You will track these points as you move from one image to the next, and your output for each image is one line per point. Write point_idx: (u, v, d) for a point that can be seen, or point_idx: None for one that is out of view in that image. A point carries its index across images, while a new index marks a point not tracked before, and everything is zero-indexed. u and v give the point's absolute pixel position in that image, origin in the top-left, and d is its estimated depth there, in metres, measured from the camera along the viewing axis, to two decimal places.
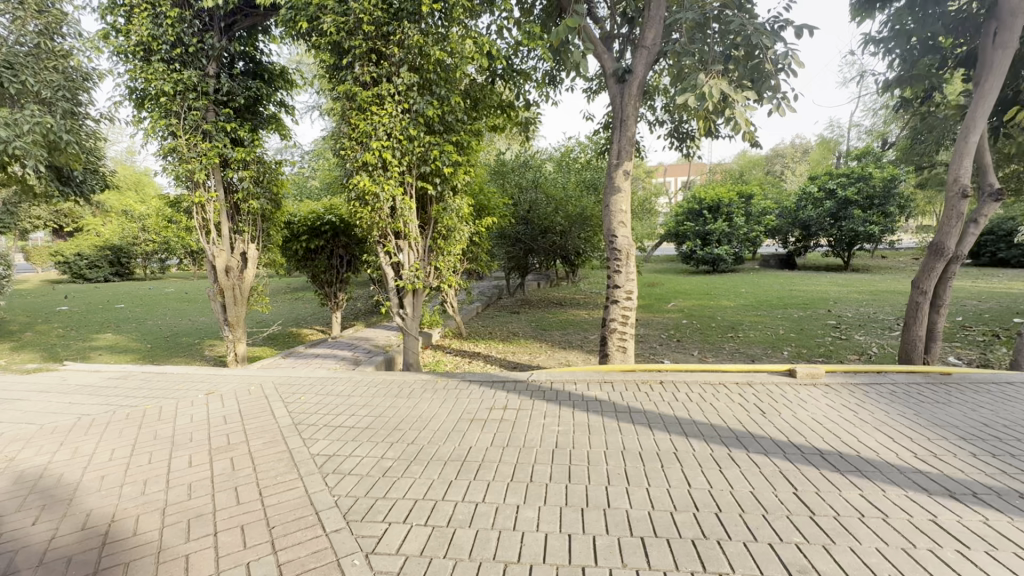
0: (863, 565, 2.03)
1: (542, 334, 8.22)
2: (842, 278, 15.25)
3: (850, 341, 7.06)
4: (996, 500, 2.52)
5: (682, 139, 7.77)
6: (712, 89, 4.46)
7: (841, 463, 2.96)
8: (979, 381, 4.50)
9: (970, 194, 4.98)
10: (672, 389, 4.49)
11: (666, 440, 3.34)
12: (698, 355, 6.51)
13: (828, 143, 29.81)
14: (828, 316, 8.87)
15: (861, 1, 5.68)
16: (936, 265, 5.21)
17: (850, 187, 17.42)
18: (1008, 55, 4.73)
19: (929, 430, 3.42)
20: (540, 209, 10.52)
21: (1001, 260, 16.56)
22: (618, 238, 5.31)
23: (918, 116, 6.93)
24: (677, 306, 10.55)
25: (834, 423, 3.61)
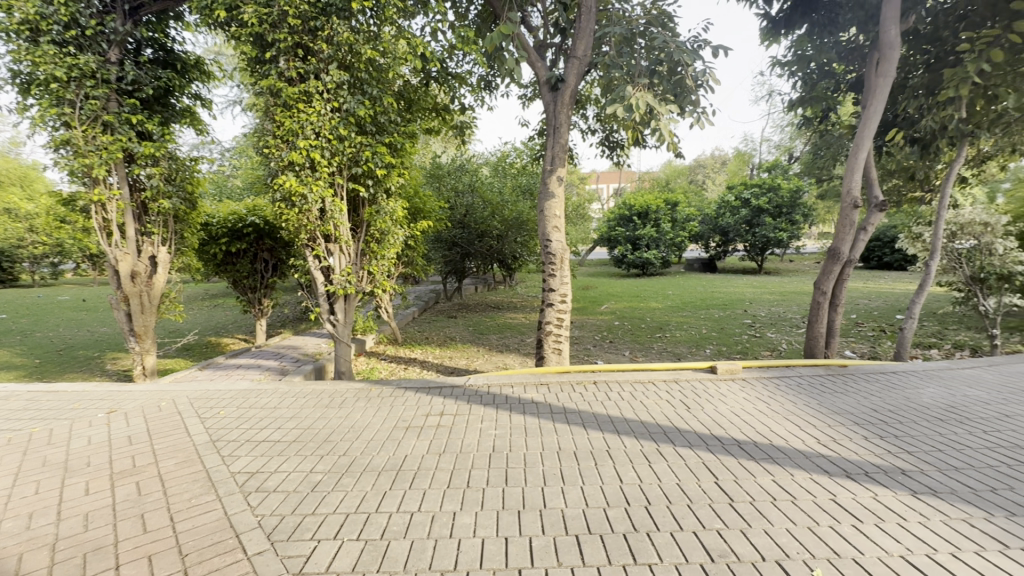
0: (775, 546, 2.20)
1: (479, 338, 8.22)
2: (757, 280, 16.57)
3: (763, 339, 7.67)
4: (884, 477, 2.83)
5: (613, 148, 8.10)
6: (638, 101, 4.71)
7: (756, 451, 3.20)
8: (870, 371, 5.03)
9: (859, 206, 5.58)
10: (605, 388, 4.64)
11: (600, 439, 3.45)
12: (629, 355, 6.80)
13: (743, 155, 32.29)
14: (744, 315, 9.59)
15: (769, 26, 6.21)
16: (833, 268, 5.78)
17: (762, 197, 18.97)
18: (888, 83, 5.33)
19: (830, 418, 3.78)
20: (476, 213, 10.55)
21: (886, 264, 18.71)
22: (553, 243, 5.42)
23: (818, 134, 7.68)
24: (610, 308, 10.96)
25: (750, 415, 3.89)
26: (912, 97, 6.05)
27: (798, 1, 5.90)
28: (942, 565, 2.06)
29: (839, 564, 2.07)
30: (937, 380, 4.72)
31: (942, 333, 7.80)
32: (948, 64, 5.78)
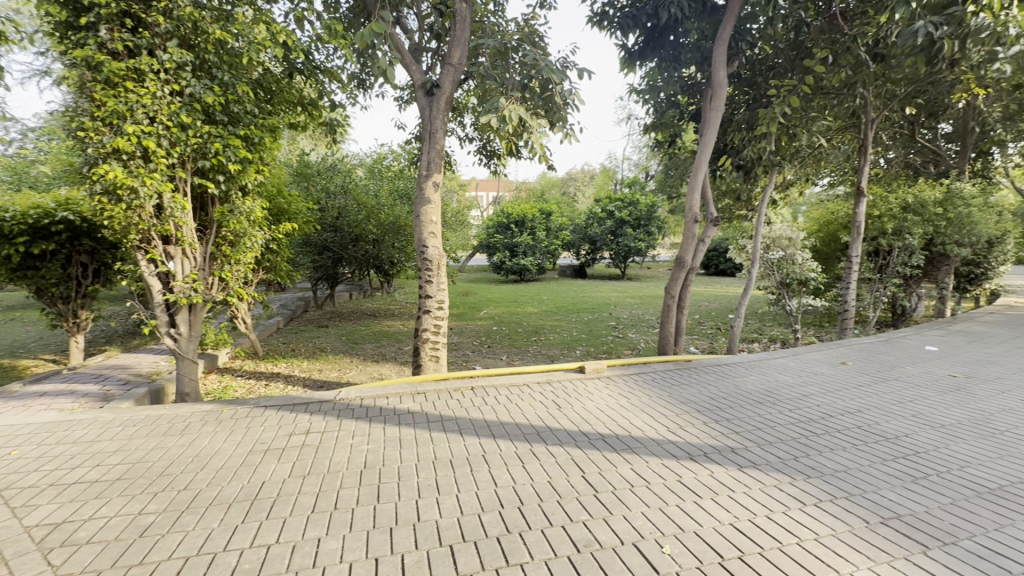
0: (632, 529, 2.40)
1: (353, 347, 7.80)
2: (620, 286, 18.17)
3: (625, 339, 8.43)
4: (718, 456, 3.26)
5: (489, 156, 8.31)
6: (511, 113, 4.87)
7: (617, 443, 3.48)
8: (709, 365, 5.80)
9: (699, 221, 6.41)
10: (482, 393, 4.68)
11: (476, 444, 3.46)
12: (506, 359, 6.98)
13: (608, 171, 35.39)
14: (610, 318, 10.43)
15: (626, 56, 6.85)
16: (679, 275, 6.55)
17: (624, 210, 20.98)
18: (717, 116, 6.23)
19: (677, 407, 4.27)
20: (349, 216, 10.01)
21: (721, 272, 21.85)
22: (428, 248, 5.34)
23: (667, 156, 8.69)
24: (489, 314, 11.15)
25: (613, 410, 4.22)
26: (737, 131, 7.15)
27: (649, 37, 6.60)
28: (760, 526, 2.44)
29: (683, 538, 2.34)
30: (758, 369, 5.59)
31: (762, 329, 9.31)
32: (761, 104, 6.97)
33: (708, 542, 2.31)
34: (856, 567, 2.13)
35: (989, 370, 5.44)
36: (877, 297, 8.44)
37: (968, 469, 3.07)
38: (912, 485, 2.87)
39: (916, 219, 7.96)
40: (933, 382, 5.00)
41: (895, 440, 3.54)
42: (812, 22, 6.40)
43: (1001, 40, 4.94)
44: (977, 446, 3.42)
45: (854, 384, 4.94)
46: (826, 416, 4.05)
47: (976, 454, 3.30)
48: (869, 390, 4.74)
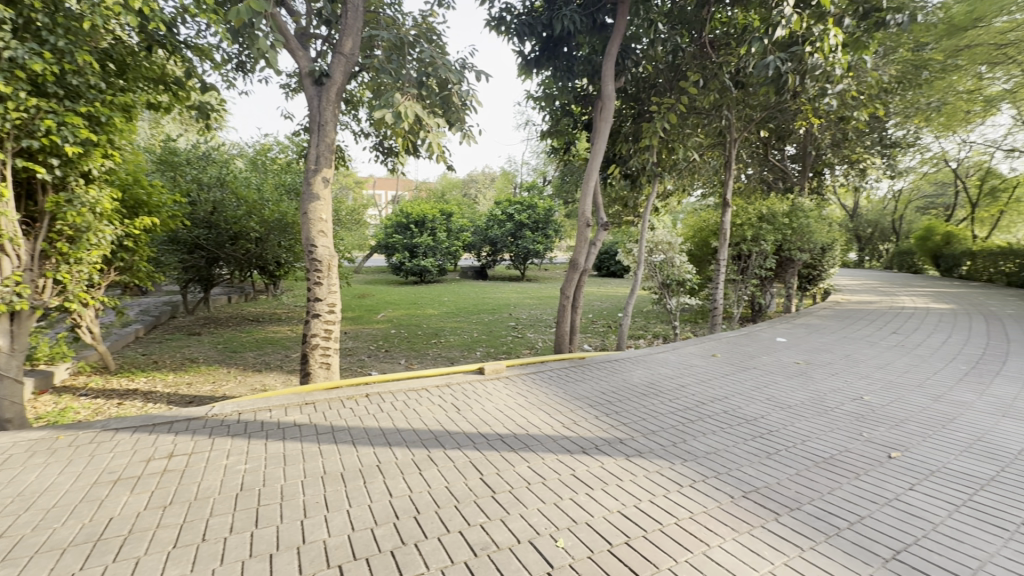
0: (528, 527, 2.45)
1: (231, 357, 7.05)
2: (520, 287, 18.61)
3: (524, 339, 8.63)
4: (608, 448, 3.46)
5: (386, 154, 8.02)
6: (407, 110, 4.73)
7: (514, 443, 3.52)
8: (601, 361, 6.14)
9: (591, 226, 6.76)
10: (377, 400, 4.48)
11: (371, 454, 3.30)
12: (405, 363, 6.78)
13: (508, 174, 36.12)
14: (509, 319, 10.64)
15: (523, 63, 7.00)
16: (573, 277, 6.85)
17: (522, 213, 21.54)
18: (606, 127, 6.61)
19: (571, 403, 4.45)
20: (226, 210, 9.03)
21: (611, 273, 23.37)
22: (318, 248, 5.00)
23: (563, 162, 9.07)
24: (387, 316, 10.75)
25: (511, 410, 4.28)
26: (624, 142, 7.68)
27: (544, 47, 6.82)
28: (644, 511, 2.62)
29: (576, 530, 2.43)
30: (643, 364, 6.04)
31: (647, 326, 10.10)
32: (645, 119, 7.55)
33: (598, 532, 2.42)
34: (723, 539, 2.38)
35: (823, 357, 6.43)
36: (740, 296, 9.56)
37: (808, 443, 3.58)
38: (768, 461, 3.28)
39: (769, 227, 9.18)
40: (782, 368, 5.79)
41: (754, 422, 4.02)
42: (686, 48, 7.06)
43: (830, 79, 5.86)
44: (814, 422, 4.01)
45: (721, 374, 5.54)
46: (699, 404, 4.48)
47: (814, 429, 3.87)
48: (733, 379, 5.35)
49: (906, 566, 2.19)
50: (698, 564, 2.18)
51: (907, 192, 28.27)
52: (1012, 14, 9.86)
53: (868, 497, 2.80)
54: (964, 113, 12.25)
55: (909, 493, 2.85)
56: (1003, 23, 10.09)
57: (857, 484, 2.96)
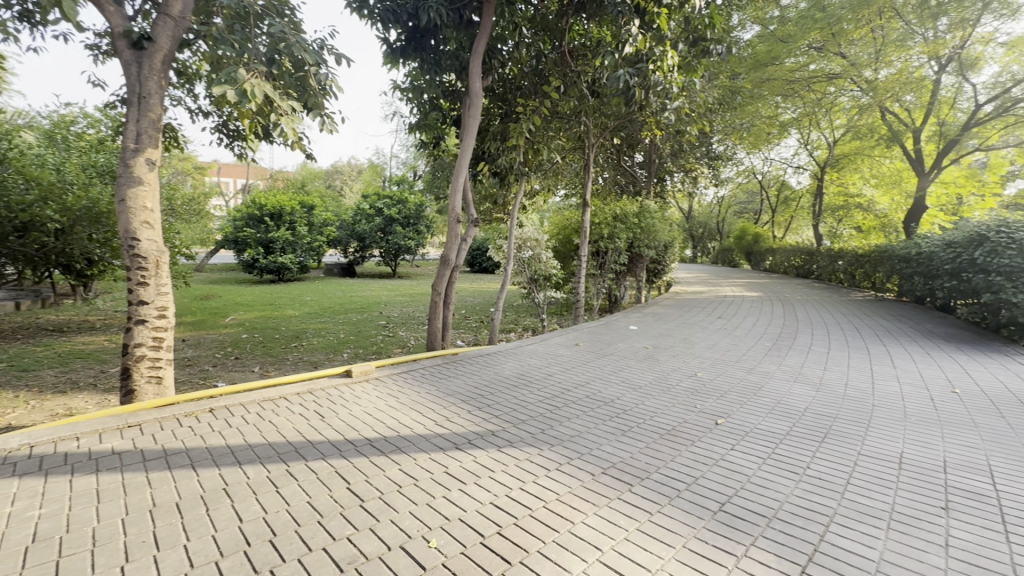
0: (400, 532, 2.37)
1: (19, 377, 5.64)
2: (390, 284, 17.97)
3: (395, 338, 8.36)
4: (481, 441, 3.50)
5: (232, 137, 7.13)
6: (255, 88, 4.20)
7: (385, 446, 3.39)
8: (474, 356, 6.21)
9: (461, 221, 6.78)
10: (224, 415, 3.95)
11: (216, 476, 2.90)
12: (259, 370, 6.11)
13: (376, 167, 34.61)
14: (380, 317, 10.21)
15: (389, 51, 6.73)
16: (445, 272, 6.80)
17: (392, 208, 20.83)
18: (475, 124, 6.66)
19: (445, 400, 4.44)
20: (8, 194, 7.13)
21: (484, 269, 23.81)
22: (141, 241, 4.22)
23: (433, 157, 8.94)
24: (236, 319, 9.58)
25: (382, 412, 4.10)
26: (492, 140, 7.87)
27: (411, 37, 6.61)
28: (514, 499, 2.70)
29: (449, 527, 2.42)
30: (513, 356, 6.26)
31: (517, 320, 10.48)
32: (511, 119, 7.78)
33: (471, 526, 2.44)
34: (585, 515, 2.57)
35: (666, 341, 7.31)
36: (599, 289, 10.38)
37: (655, 418, 4.04)
38: (623, 438, 3.62)
39: (622, 227, 10.14)
40: (634, 353, 6.45)
41: (611, 403, 4.41)
42: (548, 55, 7.46)
43: (669, 96, 6.63)
44: (660, 399, 4.54)
45: (583, 361, 5.98)
46: (564, 391, 4.78)
47: (659, 405, 4.38)
48: (594, 365, 5.81)
49: (729, 515, 2.59)
50: (564, 542, 2.32)
51: (728, 198, 33.44)
52: (797, 56, 12.18)
53: (701, 461, 3.25)
54: (767, 135, 14.83)
55: (731, 453, 3.37)
56: (791, 63, 12.39)
57: (693, 449, 3.41)
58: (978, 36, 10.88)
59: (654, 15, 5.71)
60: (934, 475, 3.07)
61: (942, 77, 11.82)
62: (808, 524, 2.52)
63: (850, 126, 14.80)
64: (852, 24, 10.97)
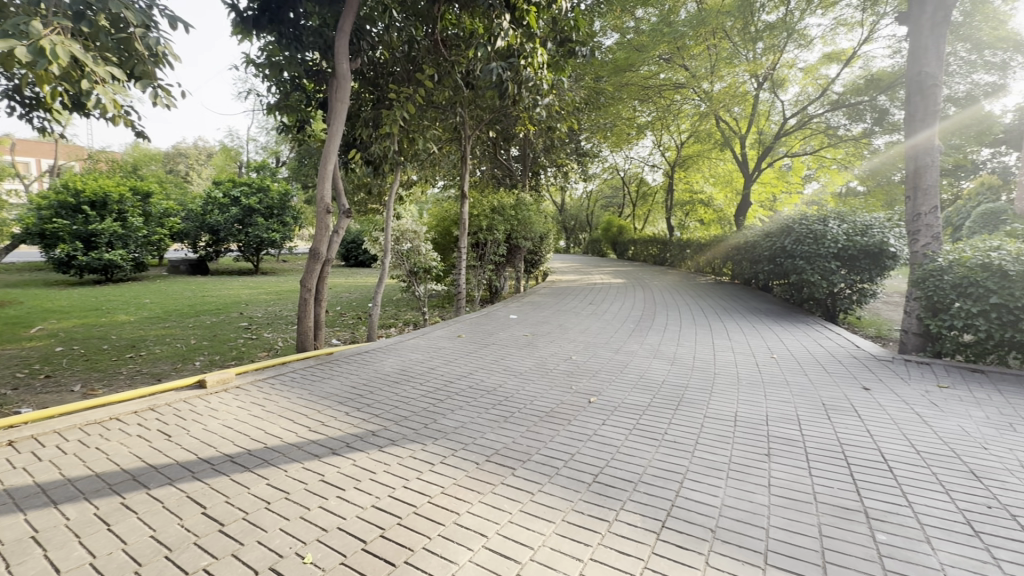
0: (270, 552, 2.16)
1: None
2: (252, 281, 16.22)
3: (260, 340, 7.58)
4: (360, 443, 3.33)
5: (30, 104, 5.78)
6: (56, 48, 3.41)
7: (249, 461, 3.05)
8: (350, 355, 5.88)
9: (332, 212, 6.30)
10: (32, 446, 3.23)
11: (21, 522, 2.36)
12: (82, 389, 5.09)
13: (229, 150, 30.85)
14: (240, 319, 9.17)
15: (239, 20, 5.99)
16: (315, 267, 6.31)
17: (251, 197, 18.75)
18: (344, 108, 6.25)
19: (319, 403, 4.14)
20: None
21: (360, 263, 22.67)
22: None
23: (298, 142, 8.19)
24: (46, 330, 7.87)
25: (244, 423, 3.69)
26: (364, 127, 7.45)
27: (264, 6, 5.99)
28: (397, 499, 2.62)
29: (326, 539, 2.27)
30: (394, 352, 6.06)
31: (398, 315, 10.16)
32: (384, 106, 7.47)
33: (351, 533, 2.32)
34: (471, 504, 2.59)
35: (544, 328, 7.66)
36: (479, 280, 10.49)
37: (536, 402, 4.22)
38: (506, 424, 3.71)
39: (500, 219, 10.34)
40: (514, 341, 6.65)
41: (493, 392, 4.49)
42: (421, 41, 7.27)
43: (540, 93, 6.86)
44: (539, 384, 4.74)
45: (466, 353, 6.00)
46: (447, 383, 4.75)
47: (539, 389, 4.58)
48: (476, 355, 5.87)
49: (602, 485, 2.82)
50: (449, 535, 2.31)
51: (595, 193, 36.01)
52: (650, 65, 13.36)
53: (578, 438, 3.48)
54: (626, 135, 16.20)
55: (603, 427, 3.67)
56: (645, 71, 13.64)
57: (570, 428, 3.64)
58: (784, 61, 13.09)
59: (524, 11, 5.85)
60: (760, 428, 3.67)
61: (760, 93, 13.98)
62: (667, 483, 2.85)
63: (693, 130, 16.85)
64: (693, 40, 12.37)
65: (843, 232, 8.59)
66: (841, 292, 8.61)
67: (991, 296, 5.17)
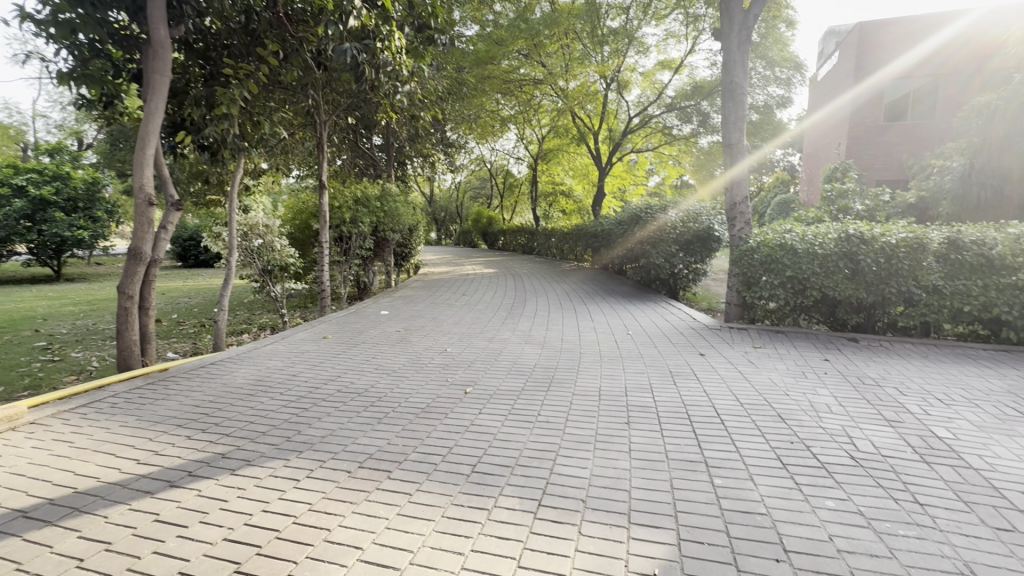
0: None
1: None
2: (51, 290, 13.20)
3: (65, 362, 6.20)
4: (207, 469, 2.90)
5: None
6: None
7: (51, 511, 2.47)
8: (191, 369, 5.10)
9: (155, 203, 5.35)
10: None
11: None
12: None
13: (6, 128, 24.54)
14: (36, 337, 7.40)
15: None
16: (138, 270, 5.33)
17: (45, 186, 15.19)
18: (165, 81, 5.32)
19: (151, 430, 3.52)
20: None
21: (203, 262, 19.86)
22: None
23: (105, 120, 6.80)
24: None
25: (43, 466, 2.97)
26: (194, 106, 6.46)
27: None
28: (256, 525, 2.35)
29: None
30: (247, 360, 5.42)
31: (251, 319, 9.08)
32: (219, 83, 6.56)
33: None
34: (343, 517, 2.42)
35: (417, 322, 7.48)
36: (346, 276, 9.85)
37: (411, 399, 4.10)
38: (379, 426, 3.53)
39: (365, 211, 9.79)
40: (386, 338, 6.39)
41: (365, 393, 4.25)
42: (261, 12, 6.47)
43: (399, 79, 6.57)
44: (414, 379, 4.62)
45: (332, 355, 5.60)
46: (313, 389, 4.38)
47: (415, 385, 4.46)
48: (344, 356, 5.52)
49: (480, 474, 2.83)
50: (319, 555, 2.13)
51: (463, 183, 36.14)
52: (510, 60, 13.72)
53: (456, 430, 3.46)
54: (491, 127, 16.45)
55: (480, 416, 3.70)
56: (506, 66, 13.96)
57: (447, 421, 3.60)
58: (627, 65, 14.44)
59: None
60: (620, 399, 4.04)
61: (609, 93, 15.20)
62: (541, 462, 2.98)
63: (553, 125, 17.80)
64: (549, 39, 12.98)
65: (679, 220, 9.79)
66: (680, 273, 9.84)
67: (787, 270, 6.32)
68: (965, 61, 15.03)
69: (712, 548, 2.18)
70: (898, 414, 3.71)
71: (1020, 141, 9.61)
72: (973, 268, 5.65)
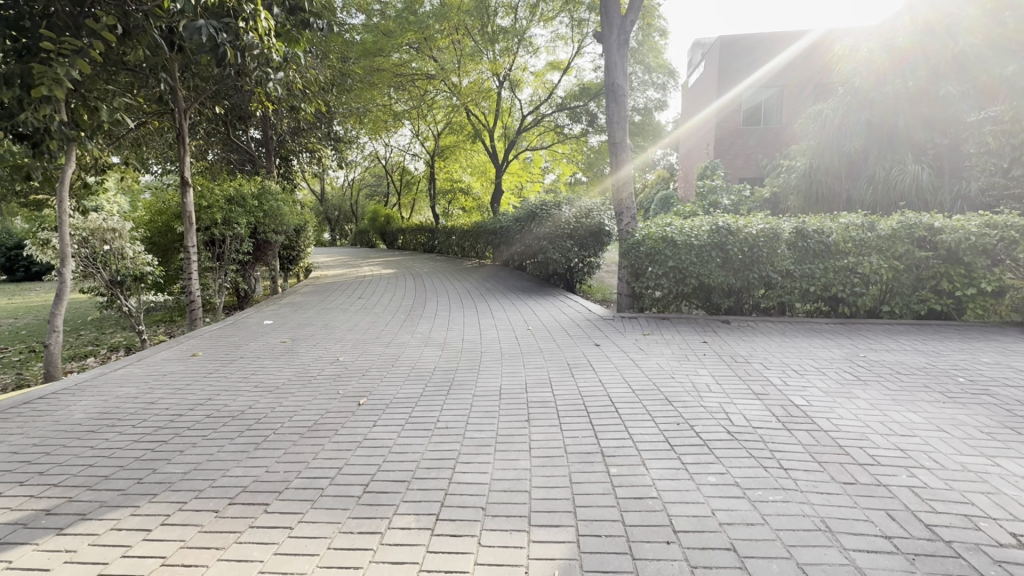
0: None
1: None
2: None
3: None
4: (22, 533, 2.34)
5: None
6: None
7: None
8: (10, 407, 4.16)
9: None
10: None
11: None
12: None
13: None
14: None
15: None
16: None
17: None
18: None
19: None
20: None
21: (37, 275, 16.70)
22: None
23: None
24: None
25: None
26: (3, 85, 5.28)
27: None
28: None
29: None
30: (90, 390, 4.57)
31: (98, 340, 7.75)
32: (37, 59, 5.43)
33: None
34: (205, 568, 2.07)
35: (306, 331, 6.91)
36: (220, 284, 8.80)
37: (295, 417, 3.72)
38: (255, 453, 3.14)
39: (240, 211, 8.83)
40: (269, 351, 5.79)
41: (241, 415, 3.78)
42: None
43: (271, 64, 5.96)
44: (300, 395, 4.21)
45: (203, 374, 4.93)
46: (176, 417, 3.80)
47: (301, 401, 4.06)
48: (218, 375, 4.89)
49: (373, 493, 2.62)
50: None
51: (357, 181, 34.44)
52: (400, 53, 13.26)
53: (346, 447, 3.18)
54: (384, 122, 15.78)
55: (374, 429, 3.45)
56: (397, 59, 13.44)
57: (336, 439, 3.31)
58: (518, 65, 14.69)
59: None
60: (521, 396, 4.02)
61: (502, 91, 15.36)
62: (439, 472, 2.83)
63: (449, 122, 17.59)
64: (440, 34, 12.78)
65: (573, 216, 10.16)
66: (576, 267, 10.29)
67: (669, 261, 6.81)
68: (808, 78, 17.29)
69: (609, 539, 2.21)
70: (764, 387, 4.13)
71: (843, 143, 11.42)
72: (816, 253, 6.55)
